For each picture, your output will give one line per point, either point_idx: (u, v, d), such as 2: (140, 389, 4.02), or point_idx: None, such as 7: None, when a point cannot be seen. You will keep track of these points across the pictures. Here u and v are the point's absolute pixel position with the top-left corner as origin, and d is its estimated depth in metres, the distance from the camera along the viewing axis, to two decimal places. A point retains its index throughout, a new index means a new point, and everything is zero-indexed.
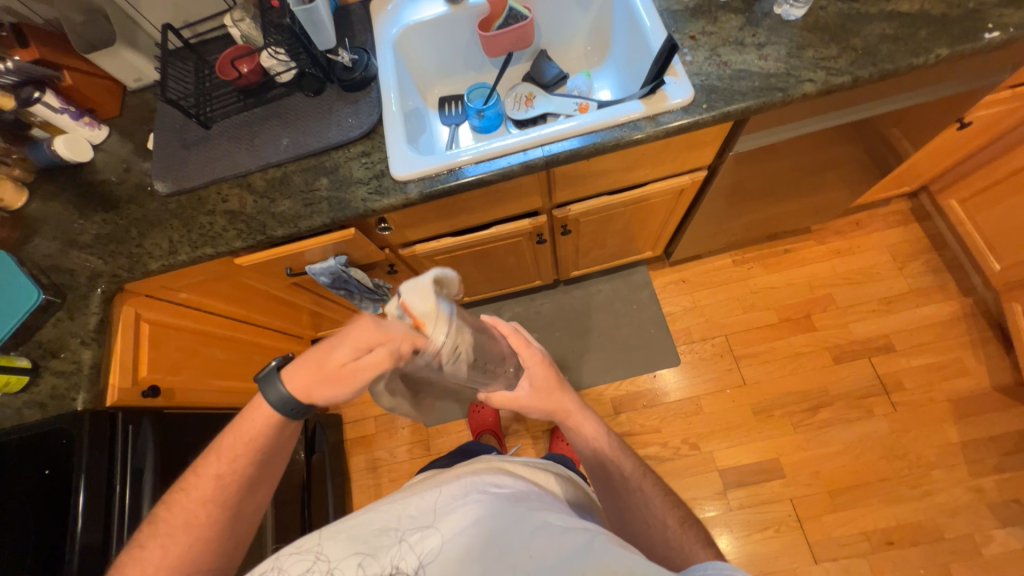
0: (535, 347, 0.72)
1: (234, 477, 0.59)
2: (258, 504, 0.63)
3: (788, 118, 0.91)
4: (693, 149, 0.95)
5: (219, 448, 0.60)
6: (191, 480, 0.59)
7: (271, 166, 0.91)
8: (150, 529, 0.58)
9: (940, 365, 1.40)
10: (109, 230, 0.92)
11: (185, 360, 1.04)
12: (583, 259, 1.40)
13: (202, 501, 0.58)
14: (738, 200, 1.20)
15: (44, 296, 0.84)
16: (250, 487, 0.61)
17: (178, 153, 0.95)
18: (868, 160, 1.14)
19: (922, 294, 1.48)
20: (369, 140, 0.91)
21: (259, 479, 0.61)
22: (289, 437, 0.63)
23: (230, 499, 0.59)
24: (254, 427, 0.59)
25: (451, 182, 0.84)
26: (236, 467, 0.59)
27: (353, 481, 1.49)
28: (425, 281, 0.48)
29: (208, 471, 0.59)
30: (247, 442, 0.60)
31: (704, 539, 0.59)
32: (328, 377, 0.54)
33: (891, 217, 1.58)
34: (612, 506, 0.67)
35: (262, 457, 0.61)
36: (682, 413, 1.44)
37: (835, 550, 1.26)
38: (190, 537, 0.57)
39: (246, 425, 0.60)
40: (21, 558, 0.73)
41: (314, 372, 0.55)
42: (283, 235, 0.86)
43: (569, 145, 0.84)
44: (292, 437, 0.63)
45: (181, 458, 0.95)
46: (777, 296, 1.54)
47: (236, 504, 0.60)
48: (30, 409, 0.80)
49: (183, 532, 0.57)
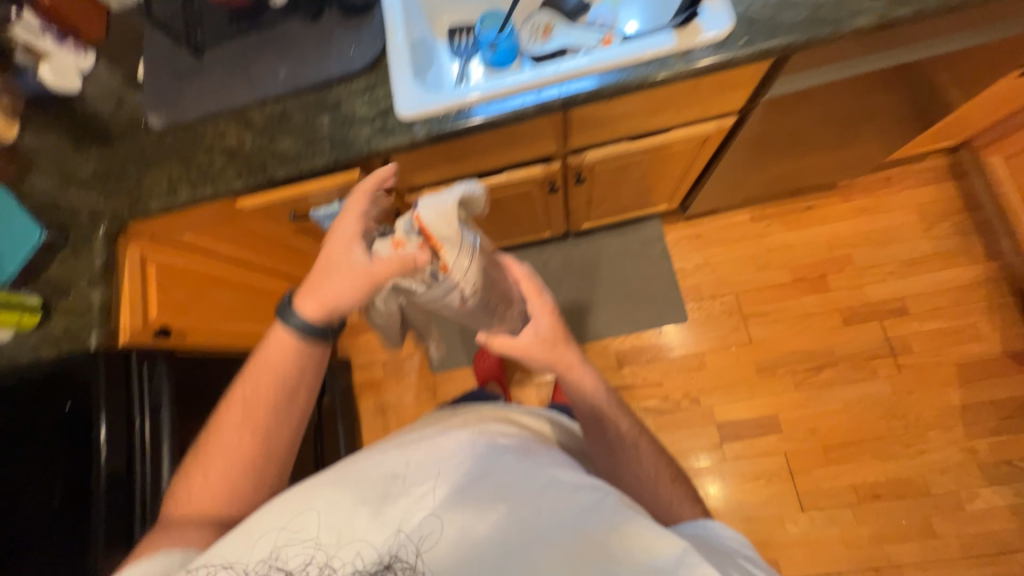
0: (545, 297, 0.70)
1: (261, 403, 0.63)
2: (287, 436, 0.65)
3: (833, 57, 0.83)
4: (724, 92, 0.87)
5: (247, 377, 0.65)
6: (225, 409, 0.64)
7: (269, 100, 0.86)
8: (190, 462, 0.63)
9: (952, 329, 1.38)
10: (106, 167, 0.88)
11: (191, 302, 1.04)
12: (595, 211, 1.36)
13: (235, 427, 0.63)
14: (764, 151, 1.13)
15: (46, 235, 0.82)
16: (275, 412, 0.64)
17: (171, 84, 0.89)
18: (912, 110, 1.05)
19: (945, 257, 1.43)
20: (373, 74, 0.84)
21: (286, 407, 0.65)
22: (312, 365, 0.67)
23: (259, 426, 0.63)
24: (277, 354, 0.65)
25: (460, 122, 0.79)
26: (259, 389, 0.64)
27: (362, 421, 1.56)
28: (449, 204, 0.59)
29: (239, 398, 0.64)
30: (273, 369, 0.64)
31: (690, 495, 0.65)
32: (337, 275, 0.62)
33: (924, 174, 1.49)
34: (603, 461, 0.67)
35: (287, 384, 0.65)
36: (685, 368, 1.45)
37: (822, 500, 1.31)
38: (227, 462, 0.61)
39: (269, 353, 0.65)
40: (52, 488, 0.77)
41: (324, 277, 0.63)
42: (284, 176, 0.82)
43: (587, 85, 0.77)
44: (316, 366, 0.67)
45: (196, 395, 0.98)
46: (793, 255, 1.49)
47: (266, 431, 0.63)
48: (43, 346, 0.81)
49: (220, 457, 0.61)
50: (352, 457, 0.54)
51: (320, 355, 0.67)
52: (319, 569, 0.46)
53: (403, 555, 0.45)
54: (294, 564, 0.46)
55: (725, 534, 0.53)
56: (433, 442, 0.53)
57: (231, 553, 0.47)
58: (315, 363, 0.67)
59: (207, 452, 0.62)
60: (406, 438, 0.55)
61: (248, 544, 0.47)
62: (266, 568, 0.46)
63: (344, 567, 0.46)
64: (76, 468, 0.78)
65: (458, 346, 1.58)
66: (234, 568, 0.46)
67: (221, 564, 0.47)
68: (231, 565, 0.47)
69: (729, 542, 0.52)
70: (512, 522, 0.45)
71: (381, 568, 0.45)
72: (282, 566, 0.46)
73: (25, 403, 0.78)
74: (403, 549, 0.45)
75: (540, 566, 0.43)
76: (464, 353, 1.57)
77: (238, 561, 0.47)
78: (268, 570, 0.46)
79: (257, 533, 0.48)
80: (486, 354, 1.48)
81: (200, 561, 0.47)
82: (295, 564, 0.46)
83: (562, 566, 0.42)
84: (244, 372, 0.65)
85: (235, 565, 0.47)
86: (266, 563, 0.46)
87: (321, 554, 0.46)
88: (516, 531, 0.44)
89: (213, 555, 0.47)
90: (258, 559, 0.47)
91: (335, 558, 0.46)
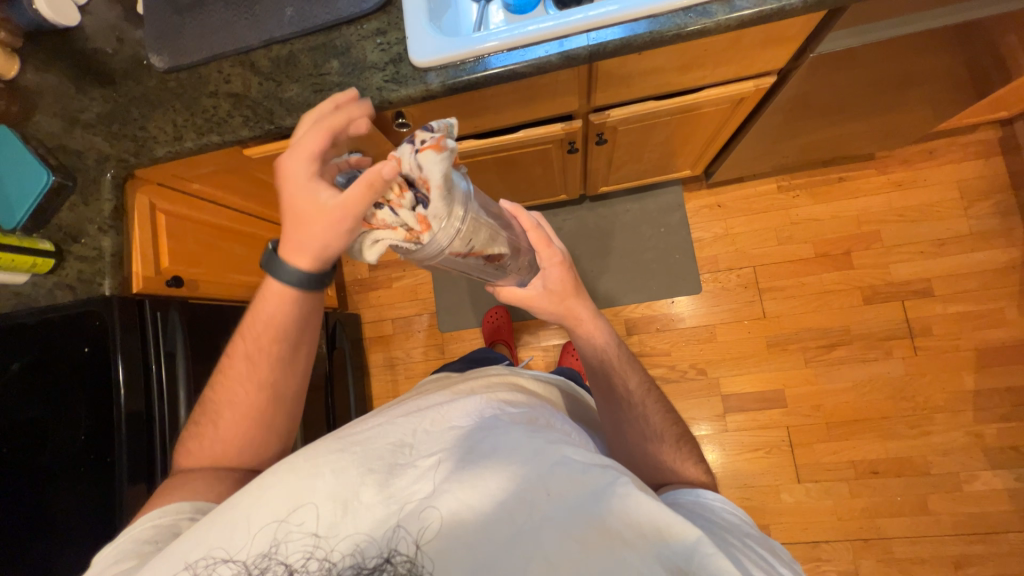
0: (555, 247, 0.65)
1: (265, 362, 0.63)
2: (297, 387, 0.67)
3: (898, 8, 0.74)
4: (769, 46, 0.80)
5: (246, 332, 0.64)
6: (230, 365, 0.65)
7: (275, 42, 0.80)
8: (209, 418, 0.66)
9: (977, 314, 1.34)
10: (110, 109, 0.85)
11: (203, 253, 1.05)
12: (614, 174, 1.30)
13: (242, 381, 0.64)
14: (801, 116, 1.05)
15: (54, 177, 0.80)
16: (281, 363, 0.64)
17: (172, 21, 0.84)
18: (972, 73, 0.96)
19: (982, 238, 1.36)
20: (385, 15, 0.78)
21: (288, 365, 0.65)
22: (314, 316, 0.64)
23: (266, 378, 0.64)
24: (273, 315, 0.61)
25: (478, 73, 0.73)
26: (261, 344, 0.63)
27: (372, 375, 1.59)
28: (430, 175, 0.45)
29: (242, 351, 0.64)
30: (270, 329, 0.62)
31: (695, 456, 0.65)
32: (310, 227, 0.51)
33: (972, 147, 1.39)
34: (608, 416, 0.69)
35: (285, 343, 0.63)
36: (695, 339, 1.44)
37: (820, 474, 1.33)
38: (235, 414, 0.64)
39: (262, 311, 0.61)
40: (77, 424, 0.78)
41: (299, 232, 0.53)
42: (292, 126, 0.79)
43: (616, 34, 0.70)
44: (313, 316, 0.64)
45: (211, 345, 1.00)
46: (818, 229, 1.43)
47: (273, 384, 0.64)
48: (60, 290, 0.82)
49: (229, 409, 0.64)
50: (359, 424, 0.56)
51: (318, 307, 0.64)
52: (319, 563, 0.46)
53: (402, 549, 0.46)
54: (294, 559, 0.46)
55: (722, 507, 0.54)
56: (440, 415, 0.56)
57: (228, 546, 0.47)
58: (313, 318, 0.64)
59: (217, 400, 0.65)
60: (414, 407, 0.57)
61: (244, 539, 0.47)
62: (266, 561, 0.46)
63: (345, 558, 0.47)
64: (100, 410, 0.79)
65: (468, 306, 1.58)
66: (234, 562, 0.46)
67: (219, 556, 0.47)
68: (230, 558, 0.46)
69: (727, 515, 0.53)
70: (517, 500, 0.46)
71: (382, 560, 0.46)
72: (283, 560, 0.46)
73: (50, 345, 0.79)
74: (402, 542, 0.47)
75: (542, 550, 0.44)
76: (473, 313, 1.58)
77: (237, 554, 0.47)
78: (269, 563, 0.46)
79: (252, 525, 0.47)
80: (497, 315, 1.51)
81: (195, 556, 0.47)
82: (295, 560, 0.46)
83: (565, 548, 0.44)
84: (242, 326, 0.64)
85: (234, 558, 0.46)
86: (266, 557, 0.46)
87: (321, 547, 0.47)
88: (521, 510, 0.46)
89: (207, 549, 0.47)
90: (258, 553, 0.46)
91: (335, 550, 0.47)
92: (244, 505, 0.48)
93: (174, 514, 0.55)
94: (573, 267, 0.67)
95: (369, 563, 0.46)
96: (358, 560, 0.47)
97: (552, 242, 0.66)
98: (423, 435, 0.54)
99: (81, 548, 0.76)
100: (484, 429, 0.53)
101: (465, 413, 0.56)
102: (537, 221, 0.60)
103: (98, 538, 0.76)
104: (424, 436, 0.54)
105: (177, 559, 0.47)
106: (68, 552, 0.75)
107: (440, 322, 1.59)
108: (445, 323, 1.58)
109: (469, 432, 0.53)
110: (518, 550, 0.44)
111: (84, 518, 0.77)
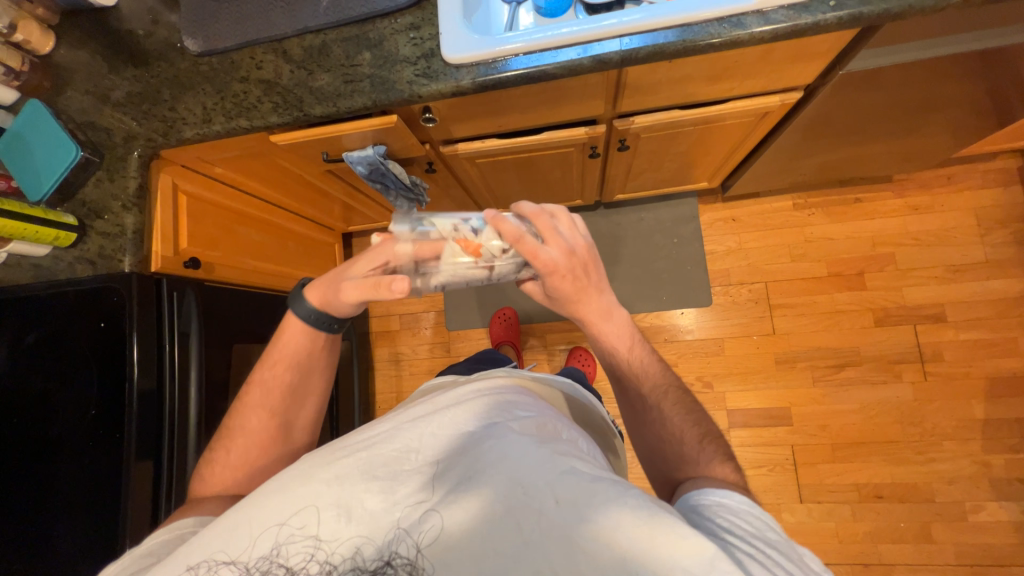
0: (547, 251, 0.60)
1: (277, 386, 0.69)
2: (311, 411, 0.74)
3: (931, 29, 0.74)
4: (798, 61, 0.80)
5: (266, 360, 0.72)
6: (246, 394, 0.70)
7: (309, 32, 0.81)
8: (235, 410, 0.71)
9: (989, 342, 1.33)
10: (140, 89, 0.86)
11: (221, 237, 1.06)
12: (631, 181, 1.30)
13: (255, 410, 0.69)
14: (824, 133, 1.04)
15: (82, 153, 0.81)
16: (294, 397, 0.71)
17: (208, 6, 0.85)
18: (998, 100, 0.96)
19: (997, 266, 1.35)
20: (419, 11, 0.79)
21: (303, 395, 0.72)
22: (323, 359, 0.73)
23: (278, 409, 0.69)
24: (292, 341, 0.70)
25: (507, 72, 0.74)
26: (277, 368, 0.70)
27: (376, 370, 1.59)
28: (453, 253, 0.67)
29: (259, 378, 0.70)
30: (289, 357, 0.71)
31: (726, 453, 0.62)
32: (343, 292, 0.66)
33: (991, 175, 1.39)
34: (630, 416, 0.70)
35: (300, 374, 0.71)
36: (703, 352, 1.43)
37: (823, 495, 1.32)
38: (245, 441, 0.68)
39: (286, 339, 0.70)
40: (88, 406, 0.78)
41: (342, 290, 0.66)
42: (320, 115, 0.79)
43: (649, 40, 0.71)
44: (324, 349, 0.73)
45: (222, 330, 0.99)
46: (833, 249, 1.43)
47: (284, 415, 0.70)
48: (81, 264, 0.83)
49: (240, 436, 0.68)
50: (365, 427, 0.55)
51: (335, 343, 0.74)
52: (320, 566, 0.46)
53: (403, 552, 0.47)
54: (294, 561, 0.47)
55: (750, 512, 0.50)
56: (447, 418, 0.55)
57: (230, 548, 0.48)
58: (328, 356, 0.74)
59: (230, 425, 0.69)
60: (422, 409, 0.56)
61: (246, 541, 0.48)
62: (267, 563, 0.47)
63: (345, 561, 0.47)
64: (112, 397, 0.78)
65: (475, 306, 1.59)
66: (235, 564, 0.47)
67: (221, 559, 0.47)
68: (230, 560, 0.47)
69: (754, 521, 0.49)
70: (523, 509, 0.46)
71: (382, 563, 0.46)
72: (283, 562, 0.47)
73: (65, 319, 0.80)
74: (403, 545, 0.47)
75: (546, 558, 0.44)
76: (480, 314, 1.58)
77: (238, 557, 0.47)
78: (269, 565, 0.47)
79: (254, 527, 0.48)
80: (504, 317, 1.51)
81: (196, 559, 0.47)
82: (295, 562, 0.46)
83: (570, 559, 0.44)
84: (263, 357, 0.72)
85: (235, 561, 0.47)
86: (267, 560, 0.47)
87: (322, 549, 0.47)
88: (527, 519, 0.46)
89: (209, 551, 0.48)
90: (258, 556, 0.47)
91: (335, 552, 0.47)
92: (249, 509, 0.49)
93: (175, 530, 0.56)
94: (577, 264, 0.62)
95: (370, 565, 0.46)
96: (358, 563, 0.47)
97: (544, 247, 0.61)
98: (429, 440, 0.53)
99: (83, 534, 0.75)
100: (492, 435, 0.52)
101: (473, 415, 0.55)
102: (514, 233, 0.58)
103: (99, 531, 0.75)
104: (430, 441, 0.53)
105: (180, 561, 0.48)
106: (70, 533, 0.75)
107: (448, 320, 1.59)
108: (453, 321, 1.59)
109: (476, 438, 0.53)
110: (524, 560, 0.44)
111: (79, 509, 0.76)
